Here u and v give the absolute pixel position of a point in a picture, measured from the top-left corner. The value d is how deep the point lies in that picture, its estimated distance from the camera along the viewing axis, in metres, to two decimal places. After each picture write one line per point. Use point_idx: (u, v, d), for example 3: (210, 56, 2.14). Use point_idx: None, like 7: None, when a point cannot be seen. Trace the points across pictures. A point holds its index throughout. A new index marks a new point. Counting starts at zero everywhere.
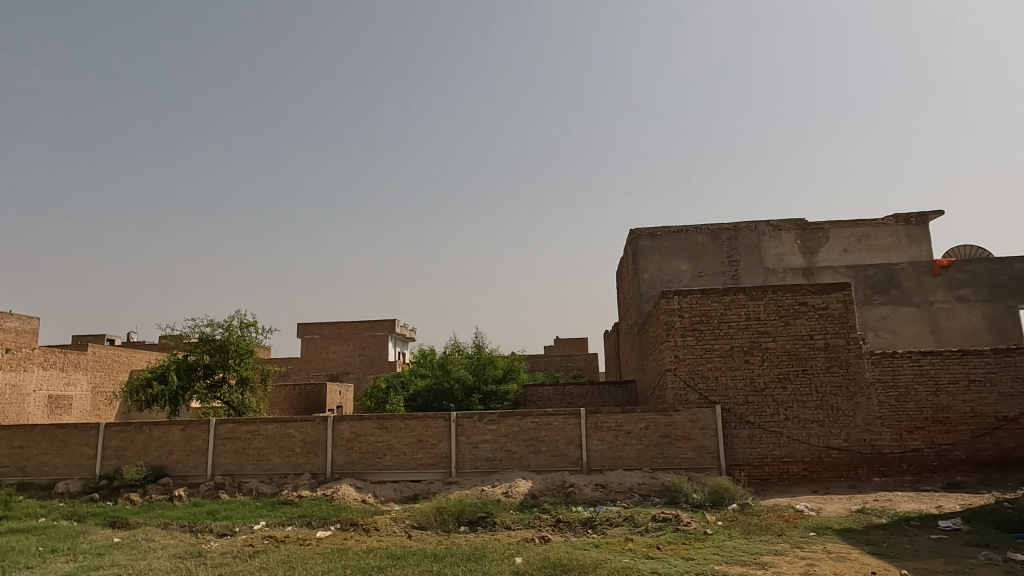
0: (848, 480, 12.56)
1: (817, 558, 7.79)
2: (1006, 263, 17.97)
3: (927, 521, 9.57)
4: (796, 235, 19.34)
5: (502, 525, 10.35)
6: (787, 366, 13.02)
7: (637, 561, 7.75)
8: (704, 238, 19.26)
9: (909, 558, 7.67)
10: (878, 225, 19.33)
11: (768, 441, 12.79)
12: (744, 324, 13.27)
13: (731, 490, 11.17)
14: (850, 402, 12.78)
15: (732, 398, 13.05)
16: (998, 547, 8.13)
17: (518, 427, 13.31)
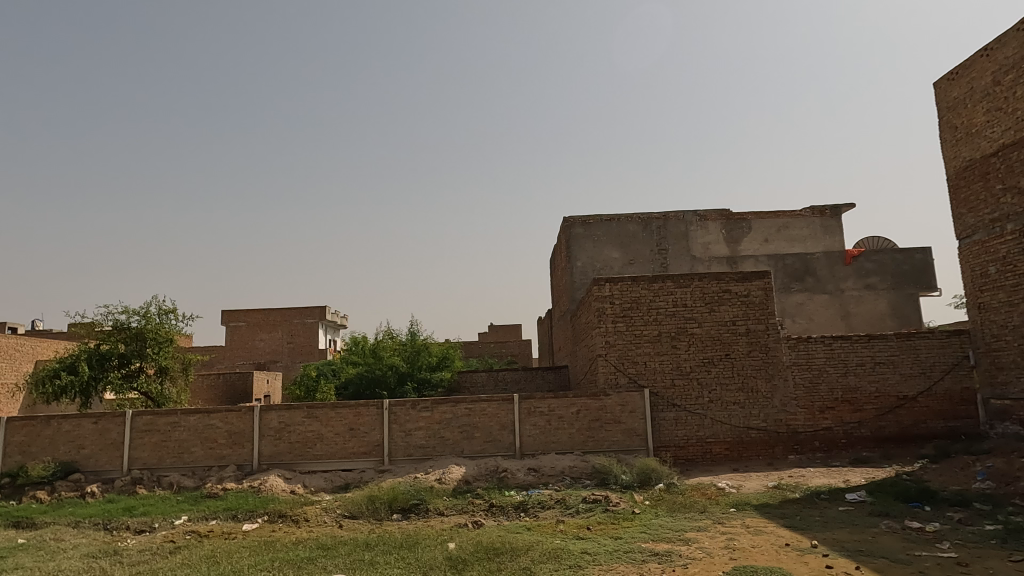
0: (765, 458, 13.26)
1: (736, 532, 8.20)
2: (908, 254, 19.30)
3: (836, 494, 10.24)
4: (721, 225, 20.07)
5: (435, 511, 10.35)
6: (712, 351, 13.55)
7: (567, 542, 7.94)
8: (634, 226, 19.73)
9: (819, 529, 8.20)
10: (796, 216, 20.32)
11: (692, 422, 13.31)
12: (672, 310, 13.71)
13: (658, 470, 11.60)
14: (768, 384, 13.45)
15: (660, 382, 13.49)
16: (897, 517, 8.79)
17: (452, 413, 13.31)
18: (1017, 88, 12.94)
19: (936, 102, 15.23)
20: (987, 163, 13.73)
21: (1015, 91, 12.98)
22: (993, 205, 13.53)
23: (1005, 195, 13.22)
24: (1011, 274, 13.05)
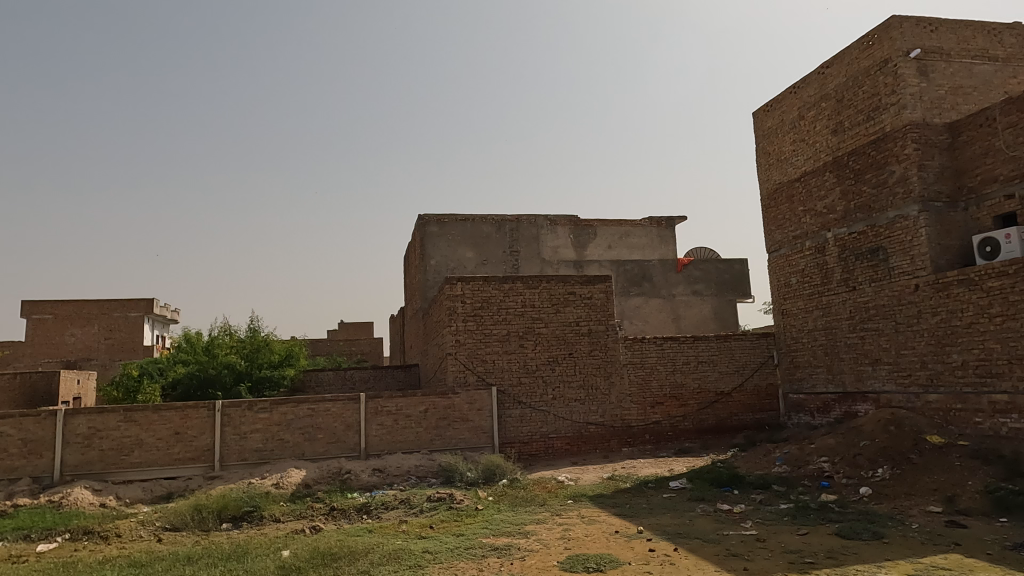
0: (602, 451, 14.08)
1: (572, 523, 8.62)
2: (728, 264, 21.50)
3: (661, 482, 11.13)
4: (570, 230, 21.03)
5: (270, 518, 9.76)
6: (557, 350, 14.13)
7: (409, 542, 7.85)
8: (488, 228, 20.06)
9: (646, 516, 8.86)
10: (636, 225, 21.82)
11: (536, 419, 13.80)
12: (521, 310, 14.10)
13: (502, 466, 11.89)
14: (607, 382, 14.30)
15: (507, 380, 13.82)
16: (711, 501, 9.74)
17: (293, 414, 12.65)
18: (816, 123, 14.94)
19: (754, 130, 17.14)
20: (792, 187, 15.69)
21: (815, 126, 14.97)
22: (795, 224, 15.49)
23: (805, 216, 15.20)
24: (808, 285, 15.01)
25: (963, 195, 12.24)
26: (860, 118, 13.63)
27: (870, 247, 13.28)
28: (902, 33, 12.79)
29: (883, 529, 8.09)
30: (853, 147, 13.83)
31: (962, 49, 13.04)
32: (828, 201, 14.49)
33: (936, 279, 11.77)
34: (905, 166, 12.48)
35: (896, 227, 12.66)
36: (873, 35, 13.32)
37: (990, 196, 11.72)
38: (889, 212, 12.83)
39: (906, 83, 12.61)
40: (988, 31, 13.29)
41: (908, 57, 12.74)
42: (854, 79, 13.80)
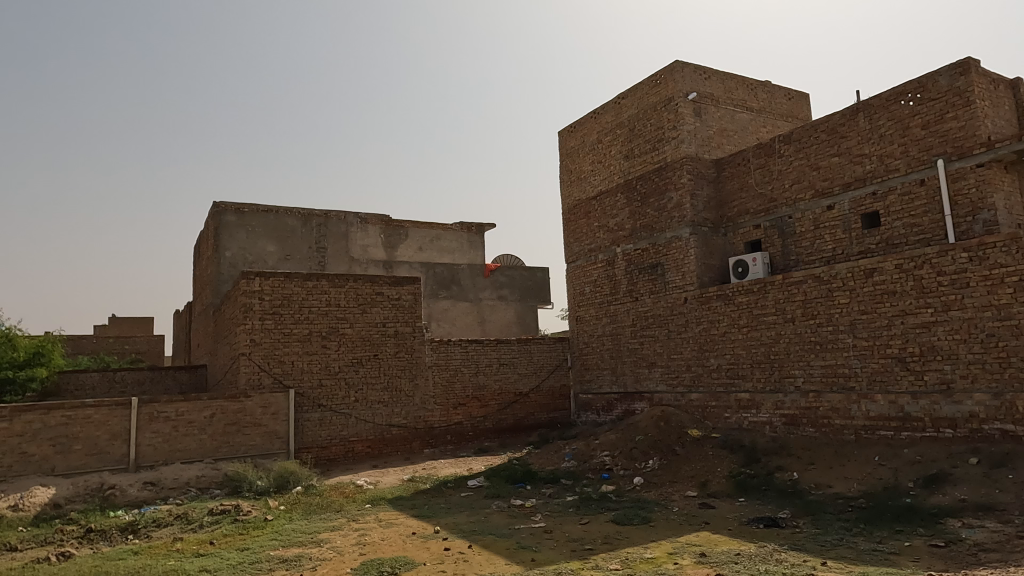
0: (403, 453, 14.03)
1: (368, 527, 8.45)
2: (531, 272, 22.68)
3: (460, 482, 11.38)
4: (381, 230, 20.70)
5: (3, 547, 8.20)
6: (361, 351, 13.79)
7: (184, 561, 7.11)
8: (293, 221, 19.00)
9: (443, 516, 8.99)
10: (447, 229, 22.15)
11: (336, 422, 13.35)
12: (325, 309, 13.55)
13: (297, 473, 11.30)
14: (411, 383, 14.28)
15: (307, 383, 13.18)
16: (506, 497, 10.19)
17: (42, 423, 10.80)
18: (611, 148, 16.44)
19: (559, 148, 18.37)
20: (589, 204, 17.08)
21: (610, 150, 16.47)
22: (591, 238, 16.89)
23: (599, 231, 16.63)
24: (599, 294, 16.43)
25: (723, 222, 14.29)
26: (647, 147, 15.28)
27: (651, 263, 14.93)
28: (683, 77, 14.61)
29: (650, 513, 9.11)
30: (640, 172, 15.45)
31: (727, 98, 15.26)
32: (618, 219, 16.03)
33: (700, 294, 13.56)
34: (680, 193, 14.24)
35: (672, 246, 14.38)
36: (660, 75, 15.04)
37: (743, 224, 13.82)
38: (667, 233, 14.53)
39: (684, 121, 14.42)
40: (747, 85, 15.70)
41: (687, 98, 14.59)
42: (644, 112, 15.45)
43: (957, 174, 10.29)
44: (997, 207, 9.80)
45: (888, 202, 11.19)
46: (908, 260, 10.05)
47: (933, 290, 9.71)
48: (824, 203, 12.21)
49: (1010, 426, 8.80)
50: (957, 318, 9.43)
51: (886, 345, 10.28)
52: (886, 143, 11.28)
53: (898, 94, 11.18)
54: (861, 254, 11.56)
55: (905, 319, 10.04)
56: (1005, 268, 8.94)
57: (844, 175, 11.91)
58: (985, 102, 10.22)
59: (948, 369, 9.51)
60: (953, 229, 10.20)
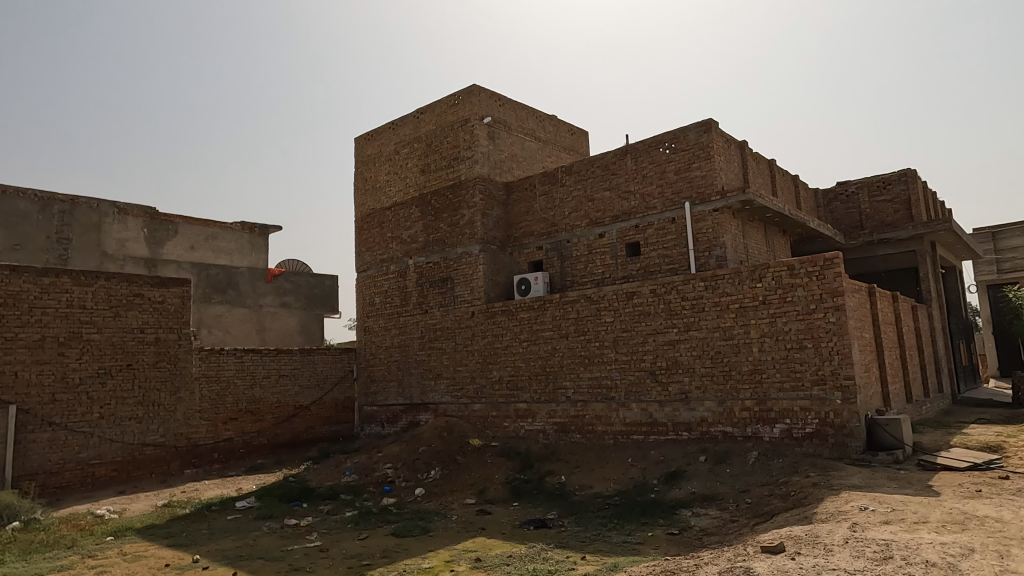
0: (159, 475, 12.47)
1: (109, 563, 7.35)
2: (319, 279, 21.73)
3: (226, 504, 10.43)
4: (144, 223, 18.56)
5: None
6: (111, 361, 12.00)
7: None
8: (28, 205, 16.40)
9: (205, 543, 8.17)
10: (225, 228, 20.57)
11: (73, 443, 11.43)
12: (65, 311, 11.59)
13: (14, 506, 9.43)
14: (172, 397, 12.78)
15: (34, 397, 11.08)
16: (278, 517, 9.59)
17: None
18: (408, 160, 16.56)
19: (355, 155, 18.01)
20: (383, 214, 16.99)
21: (406, 163, 16.58)
22: (383, 248, 16.81)
23: (392, 242, 16.64)
24: (388, 305, 16.36)
25: (510, 242, 15.15)
26: (443, 164, 15.66)
27: (442, 276, 15.28)
28: (479, 100, 15.28)
29: (429, 523, 9.25)
30: (435, 188, 15.78)
31: (518, 126, 16.28)
32: (412, 232, 16.20)
33: (486, 309, 14.16)
34: (472, 211, 14.81)
35: (462, 261, 14.87)
36: (457, 96, 15.54)
37: (527, 245, 14.79)
38: (458, 248, 15.01)
39: (478, 142, 15.07)
40: (536, 116, 16.92)
41: (482, 121, 15.28)
42: (440, 129, 15.83)
43: (699, 216, 12.15)
44: (726, 247, 11.89)
45: (647, 235, 12.84)
46: (661, 286, 11.56)
47: (678, 313, 11.31)
48: (596, 231, 13.59)
49: (729, 428, 10.58)
50: (695, 337, 11.08)
51: (640, 360, 11.70)
52: (647, 183, 12.95)
53: (657, 141, 12.89)
54: (624, 278, 13.09)
55: (656, 337, 11.54)
56: (730, 296, 10.75)
57: (613, 208, 13.40)
58: (721, 157, 12.25)
59: (687, 381, 11.12)
60: (694, 261, 12.08)
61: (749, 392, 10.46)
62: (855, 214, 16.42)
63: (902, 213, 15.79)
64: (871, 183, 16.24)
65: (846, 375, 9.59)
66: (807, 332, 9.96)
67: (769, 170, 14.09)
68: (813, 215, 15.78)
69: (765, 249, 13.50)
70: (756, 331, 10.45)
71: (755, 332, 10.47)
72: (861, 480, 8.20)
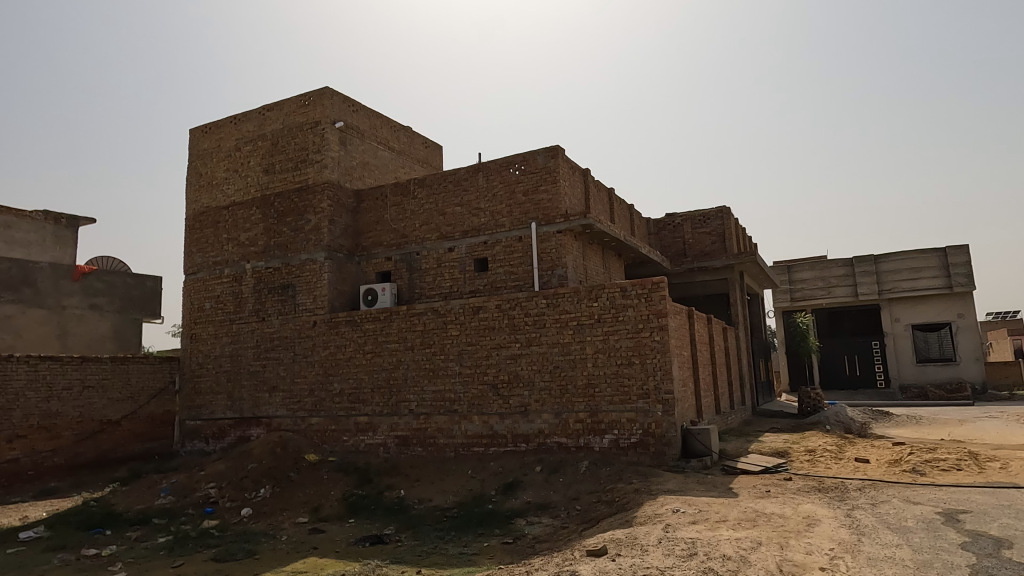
0: None
1: None
2: (139, 280, 19.73)
3: (6, 535, 9.01)
4: None
5: None
6: None
7: None
8: None
9: None
10: (22, 217, 18.02)
11: None
12: None
13: None
14: None
15: None
16: (74, 548, 8.48)
17: None
18: (250, 159, 15.61)
19: (189, 147, 16.62)
20: (219, 214, 15.83)
21: (248, 161, 15.62)
22: (218, 250, 15.66)
23: (228, 244, 15.56)
24: (220, 311, 15.24)
25: (358, 251, 14.80)
26: (289, 165, 14.96)
27: (282, 283, 14.53)
28: (331, 104, 14.84)
29: (256, 546, 8.68)
30: (279, 190, 15.02)
31: (372, 134, 16.02)
32: (251, 234, 15.28)
33: (329, 318, 13.67)
34: (319, 217, 14.28)
35: (305, 268, 14.27)
36: (308, 97, 14.96)
37: (375, 255, 14.55)
38: (302, 255, 14.39)
39: (329, 147, 14.61)
40: (390, 126, 16.77)
41: (333, 126, 14.84)
42: (288, 129, 15.14)
43: (544, 236, 12.75)
44: (567, 267, 12.58)
45: (495, 252, 13.21)
46: (505, 302, 11.94)
47: (521, 328, 11.74)
48: (446, 245, 13.73)
49: (563, 439, 11.13)
50: (536, 351, 11.57)
51: (484, 373, 11.96)
52: (497, 202, 13.35)
53: (508, 162, 13.37)
54: (471, 292, 13.34)
55: (499, 351, 11.88)
56: (569, 313, 11.38)
57: (464, 223, 13.63)
58: (566, 183, 12.98)
59: (527, 394, 11.55)
60: (538, 279, 12.63)
61: (583, 405, 11.11)
62: (680, 244, 18.15)
63: (717, 245, 17.73)
64: (694, 217, 18.07)
65: (666, 389, 10.55)
66: (635, 349, 10.83)
67: (608, 198, 15.17)
68: (644, 242, 17.20)
69: (602, 271, 14.47)
70: (591, 347, 11.15)
71: (590, 348, 11.16)
72: (675, 485, 9.04)
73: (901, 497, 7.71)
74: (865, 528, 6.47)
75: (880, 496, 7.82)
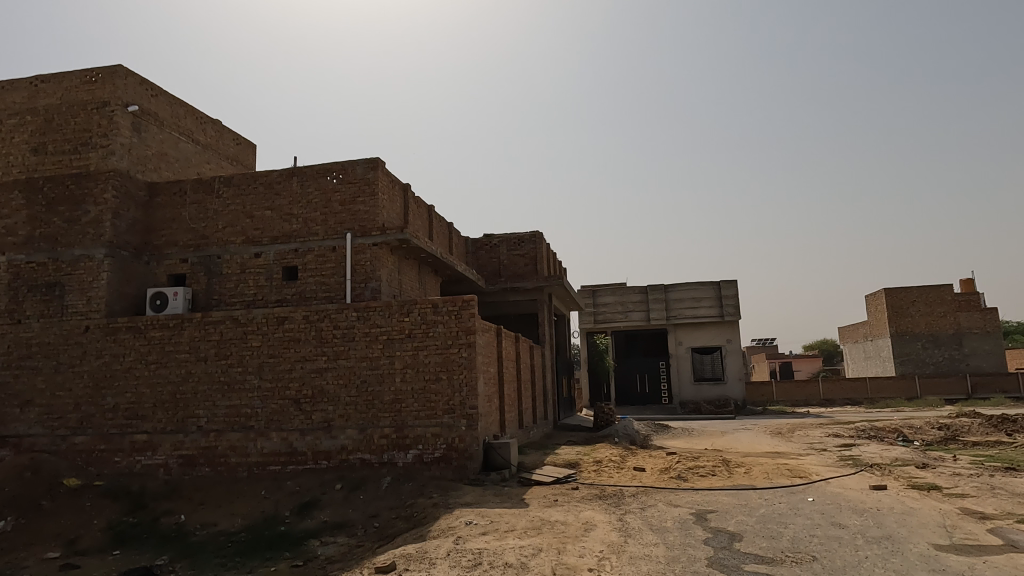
0: None
1: None
2: None
3: None
4: None
5: None
6: None
7: None
8: None
9: None
10: None
11: None
12: None
13: None
14: None
15: None
16: None
17: None
18: (14, 134, 13.41)
19: None
20: None
21: (12, 137, 13.41)
22: None
23: None
24: None
25: (147, 250, 13.35)
26: (66, 147, 13.10)
27: (48, 281, 12.62)
28: (124, 85, 13.28)
29: None
30: (51, 174, 13.07)
31: (172, 123, 14.62)
32: (10, 222, 13.11)
33: (105, 323, 12.09)
34: (100, 209, 12.65)
35: (79, 266, 12.54)
36: (96, 73, 13.25)
37: (168, 256, 13.22)
38: (75, 250, 12.62)
39: (118, 132, 13.06)
40: (195, 117, 15.45)
41: (125, 109, 13.30)
42: (66, 106, 13.26)
43: (359, 248, 12.52)
44: (381, 281, 12.47)
45: (305, 261, 12.70)
46: (313, 313, 11.50)
47: (329, 341, 11.37)
48: (252, 250, 12.90)
49: (367, 456, 10.92)
50: (343, 365, 11.27)
51: (285, 387, 11.37)
52: (311, 209, 12.87)
53: (325, 169, 12.97)
54: (277, 302, 12.65)
55: (304, 364, 11.39)
56: (380, 327, 11.27)
57: (273, 229, 12.93)
58: (385, 196, 12.92)
59: (331, 410, 11.18)
60: (350, 291, 12.36)
61: (388, 420, 11.02)
62: (495, 264, 18.89)
63: (529, 267, 18.74)
64: (509, 238, 18.92)
65: (471, 404, 10.87)
66: (443, 365, 11.02)
67: (427, 214, 15.35)
68: (461, 260, 17.63)
69: (416, 286, 14.54)
70: (400, 362, 11.13)
71: (398, 363, 11.14)
72: (472, 498, 9.31)
73: (664, 501, 8.71)
74: (631, 531, 7.19)
75: (648, 501, 8.76)
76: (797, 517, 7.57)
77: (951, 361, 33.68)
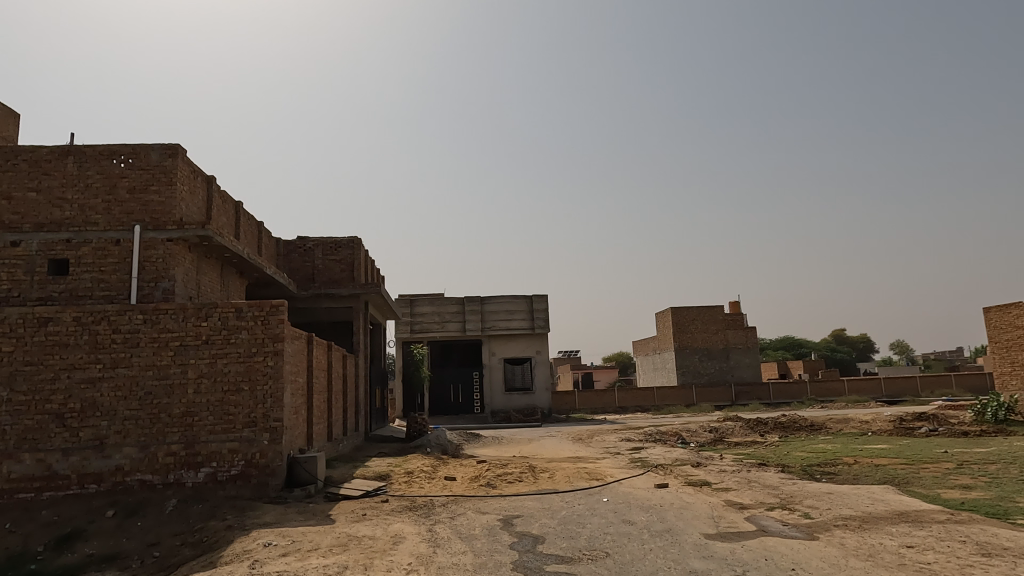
0: None
1: None
2: None
3: None
4: None
5: None
6: None
7: None
8: None
9: None
10: None
11: None
12: None
13: None
14: None
15: None
16: None
17: None
18: None
19: None
20: None
21: None
22: None
23: None
24: None
25: None
26: None
27: None
28: None
29: None
30: None
31: None
32: None
33: None
34: None
35: None
36: None
37: None
38: None
39: None
40: None
41: None
42: None
43: (149, 243, 11.14)
44: (175, 280, 11.19)
45: (80, 253, 11.02)
46: (86, 314, 9.96)
47: (106, 347, 9.95)
48: (8, 237, 10.85)
49: (147, 477, 9.69)
50: (122, 375, 9.91)
51: (45, 401, 9.70)
52: (90, 195, 11.23)
53: (111, 151, 11.43)
54: (39, 300, 10.77)
55: (72, 373, 9.82)
56: (171, 332, 10.12)
57: (38, 214, 11.03)
58: (184, 187, 11.69)
59: (105, 426, 9.75)
60: (136, 291, 10.94)
61: (176, 436, 9.89)
62: (308, 268, 17.97)
63: (345, 274, 18.08)
64: (326, 243, 18.13)
65: (276, 416, 10.18)
66: (245, 375, 10.19)
67: (234, 211, 14.16)
68: (271, 262, 16.50)
69: (217, 287, 13.29)
70: (194, 371, 10.08)
71: (192, 373, 10.08)
72: (272, 517, 8.68)
73: (473, 509, 8.87)
74: (440, 541, 7.21)
75: (458, 510, 8.85)
76: (593, 517, 8.15)
77: (720, 372, 38.79)
